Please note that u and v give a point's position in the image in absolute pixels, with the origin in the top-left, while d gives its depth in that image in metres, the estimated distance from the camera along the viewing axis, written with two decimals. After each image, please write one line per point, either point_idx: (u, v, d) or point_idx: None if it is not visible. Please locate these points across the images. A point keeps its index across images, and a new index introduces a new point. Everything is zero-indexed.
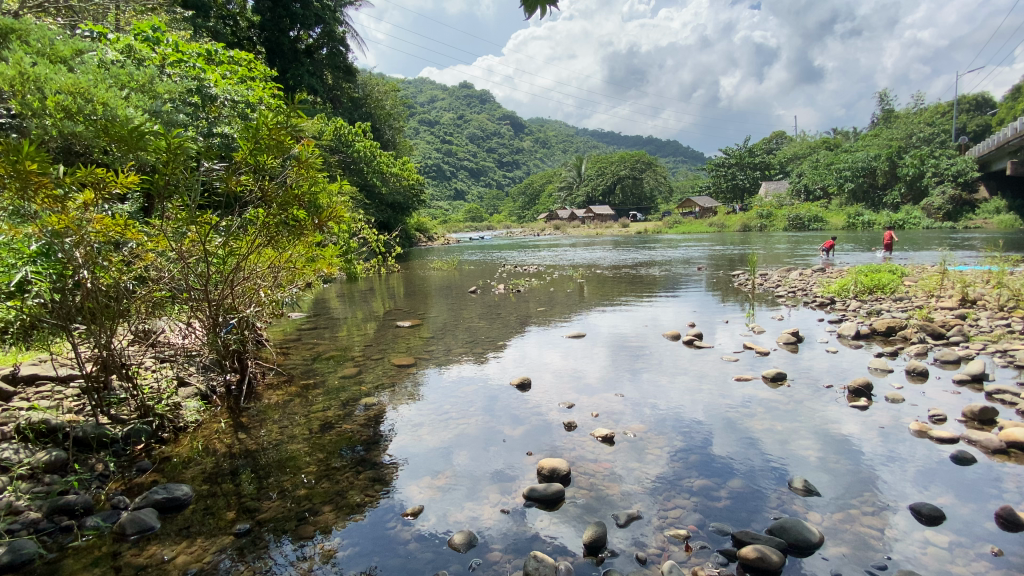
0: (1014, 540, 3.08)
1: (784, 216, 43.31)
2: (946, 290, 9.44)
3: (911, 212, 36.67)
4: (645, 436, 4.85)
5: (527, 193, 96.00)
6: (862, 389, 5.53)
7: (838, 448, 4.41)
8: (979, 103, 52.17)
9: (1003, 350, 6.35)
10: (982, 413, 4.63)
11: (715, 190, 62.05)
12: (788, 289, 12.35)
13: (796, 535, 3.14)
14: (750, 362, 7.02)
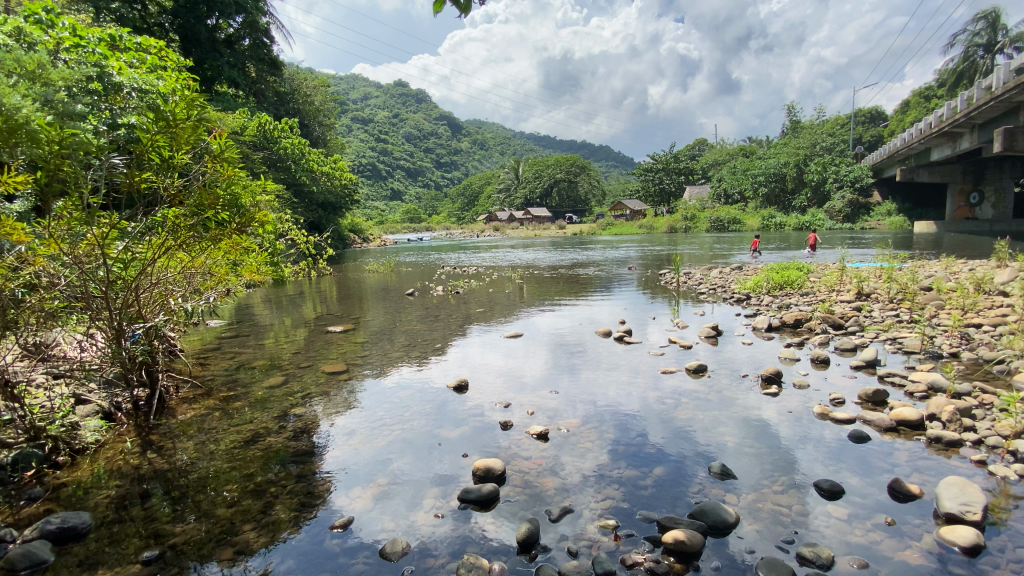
0: (901, 509, 3.44)
1: (707, 218, 46.05)
2: (845, 285, 10.42)
3: (816, 215, 40.23)
4: (578, 431, 4.97)
5: (465, 195, 95.64)
6: (774, 377, 5.99)
7: (754, 433, 4.74)
8: (873, 116, 58.09)
9: (892, 337, 7.11)
10: (875, 395, 5.15)
11: (645, 193, 64.83)
12: (710, 286, 13.16)
13: (715, 517, 3.33)
14: (676, 355, 7.41)
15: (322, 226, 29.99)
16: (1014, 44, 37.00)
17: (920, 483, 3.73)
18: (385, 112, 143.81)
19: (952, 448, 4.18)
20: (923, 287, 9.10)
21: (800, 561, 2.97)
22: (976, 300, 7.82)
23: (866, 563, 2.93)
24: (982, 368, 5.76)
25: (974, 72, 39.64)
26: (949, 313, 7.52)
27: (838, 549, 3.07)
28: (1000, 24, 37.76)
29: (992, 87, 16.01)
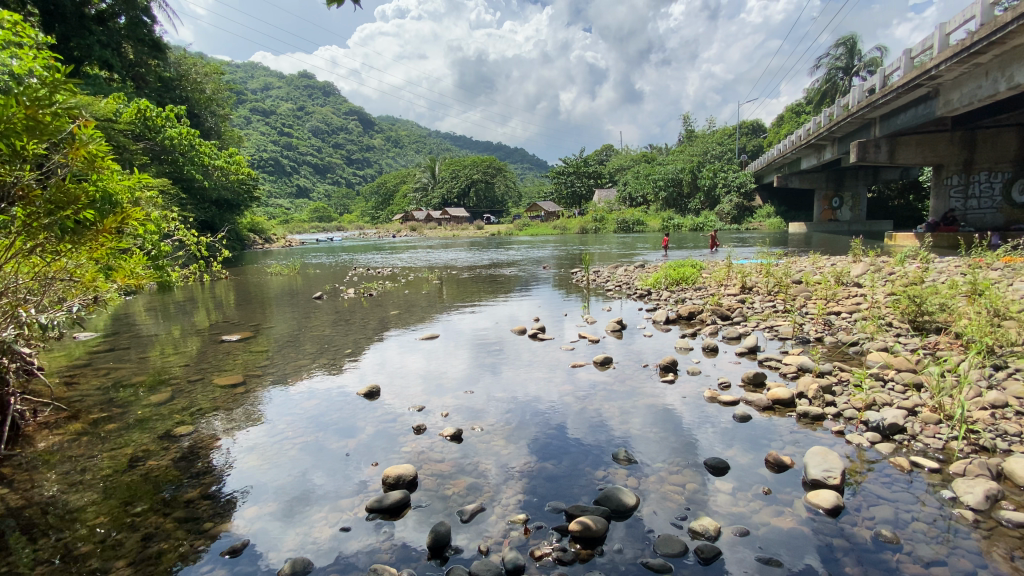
0: (776, 479, 3.86)
1: (614, 220, 48.51)
2: (731, 280, 11.51)
3: (709, 216, 43.95)
4: (491, 429, 5.01)
5: (379, 194, 92.69)
6: (671, 365, 6.47)
7: (653, 420, 5.07)
8: (754, 128, 64.71)
9: (770, 325, 7.97)
10: (755, 378, 5.74)
11: (559, 194, 66.82)
12: (616, 283, 13.91)
13: (617, 501, 3.51)
14: (584, 350, 7.74)
15: (217, 225, 27.45)
16: (864, 69, 43.01)
17: (792, 455, 4.21)
18: (288, 104, 134.82)
19: (817, 422, 4.78)
20: (794, 280, 10.29)
21: (690, 535, 3.23)
22: (835, 291, 8.99)
23: (746, 531, 3.25)
24: (839, 349, 6.63)
25: (835, 92, 45.53)
26: (815, 303, 8.57)
27: (724, 520, 3.38)
28: (854, 52, 43.70)
29: (848, 106, 18.47)
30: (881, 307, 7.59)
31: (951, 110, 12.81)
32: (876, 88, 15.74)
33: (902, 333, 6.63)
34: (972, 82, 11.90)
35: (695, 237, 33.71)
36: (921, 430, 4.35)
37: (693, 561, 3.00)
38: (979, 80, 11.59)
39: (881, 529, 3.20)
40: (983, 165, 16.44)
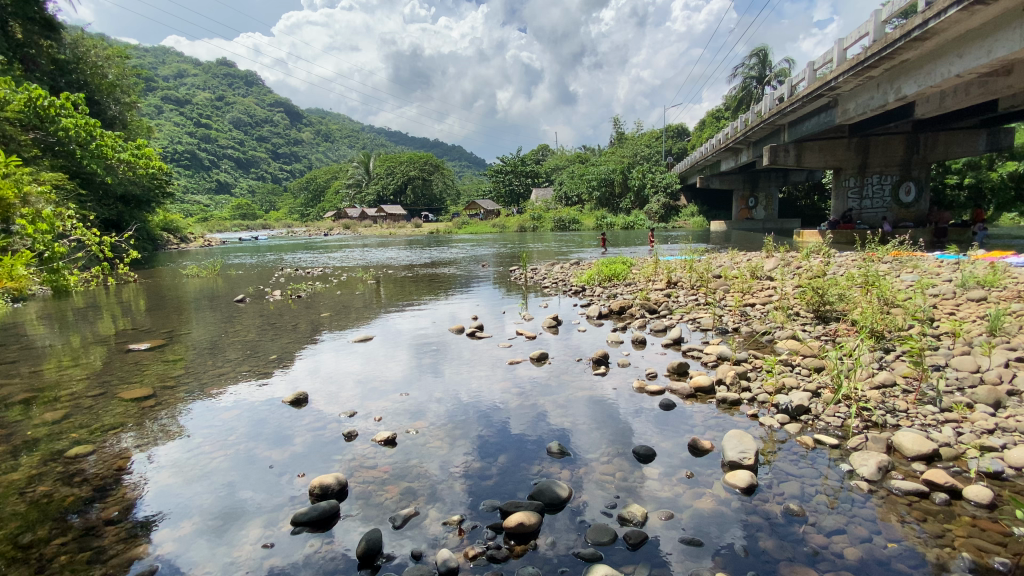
0: (699, 463, 4.09)
1: (551, 219, 49.35)
2: (658, 275, 12.08)
3: (639, 215, 45.81)
4: (426, 431, 4.93)
5: (309, 190, 88.52)
6: (603, 359, 6.67)
7: (586, 412, 5.21)
8: (680, 132, 68.19)
9: (693, 318, 8.44)
10: (678, 367, 6.05)
11: (496, 193, 67.00)
12: (552, 280, 14.18)
13: (550, 495, 3.57)
14: (521, 346, 7.82)
15: (124, 223, 25.07)
16: (774, 79, 46.59)
17: (712, 439, 4.47)
18: (205, 92, 125.40)
19: (734, 407, 5.12)
20: (714, 275, 10.96)
21: (620, 523, 3.34)
22: (750, 284, 9.67)
23: (671, 514, 3.42)
24: (754, 338, 7.14)
25: (750, 99, 48.91)
26: (732, 295, 9.17)
27: (651, 505, 3.53)
28: (765, 63, 47.15)
29: (761, 113, 19.88)
30: (789, 299, 8.26)
31: (848, 118, 14.13)
32: (785, 96, 17.06)
33: (807, 320, 7.26)
34: (866, 94, 13.19)
35: (623, 237, 32.59)
36: (823, 410, 4.78)
37: (622, 547, 3.11)
38: (872, 92, 12.87)
39: (791, 504, 3.48)
40: (875, 168, 18.11)
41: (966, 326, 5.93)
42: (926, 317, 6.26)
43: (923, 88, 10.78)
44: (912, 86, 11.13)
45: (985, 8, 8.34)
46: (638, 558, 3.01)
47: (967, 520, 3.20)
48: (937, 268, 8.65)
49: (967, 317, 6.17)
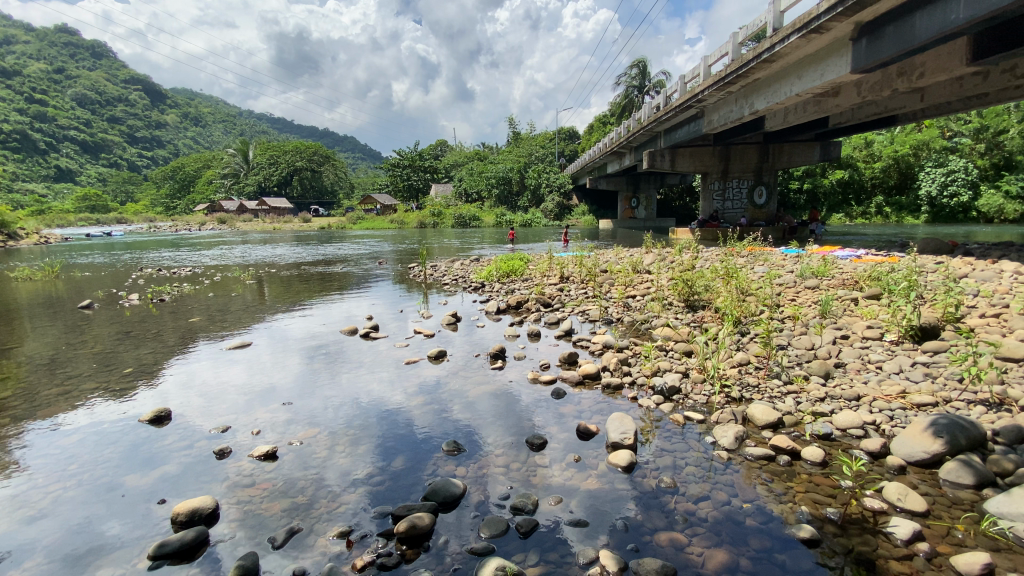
0: (586, 447, 4.33)
1: (451, 215, 49.05)
2: (552, 270, 12.56)
3: (536, 214, 47.24)
4: (312, 441, 4.64)
5: (176, 180, 78.51)
6: (500, 353, 6.79)
7: (481, 406, 5.25)
8: (571, 134, 71.37)
9: (583, 310, 8.91)
10: (569, 357, 6.36)
11: (394, 187, 64.83)
12: (452, 277, 14.15)
13: (444, 493, 3.56)
14: (418, 345, 7.68)
15: None
16: (653, 90, 50.62)
17: (598, 423, 4.76)
18: (37, 61, 105.78)
19: (618, 390, 5.51)
20: (602, 270, 11.67)
21: (512, 513, 3.43)
22: (632, 278, 10.44)
23: (561, 498, 3.57)
24: (635, 327, 7.73)
25: (632, 107, 52.64)
26: (617, 288, 9.83)
27: (542, 493, 3.67)
28: (644, 74, 51.04)
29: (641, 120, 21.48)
30: (665, 290, 9.05)
31: (713, 128, 15.76)
32: (660, 105, 18.61)
33: (680, 308, 8.02)
34: (727, 107, 14.81)
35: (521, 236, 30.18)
36: (692, 389, 5.33)
37: (514, 537, 3.19)
38: (731, 106, 14.51)
39: (666, 477, 3.82)
40: (735, 174, 20.46)
41: (804, 310, 6.96)
42: (773, 303, 7.22)
43: (772, 104, 12.36)
44: (763, 101, 12.70)
45: (818, 36, 9.72)
46: (529, 545, 3.10)
47: (805, 477, 3.75)
48: (782, 261, 10.01)
49: (804, 302, 7.24)
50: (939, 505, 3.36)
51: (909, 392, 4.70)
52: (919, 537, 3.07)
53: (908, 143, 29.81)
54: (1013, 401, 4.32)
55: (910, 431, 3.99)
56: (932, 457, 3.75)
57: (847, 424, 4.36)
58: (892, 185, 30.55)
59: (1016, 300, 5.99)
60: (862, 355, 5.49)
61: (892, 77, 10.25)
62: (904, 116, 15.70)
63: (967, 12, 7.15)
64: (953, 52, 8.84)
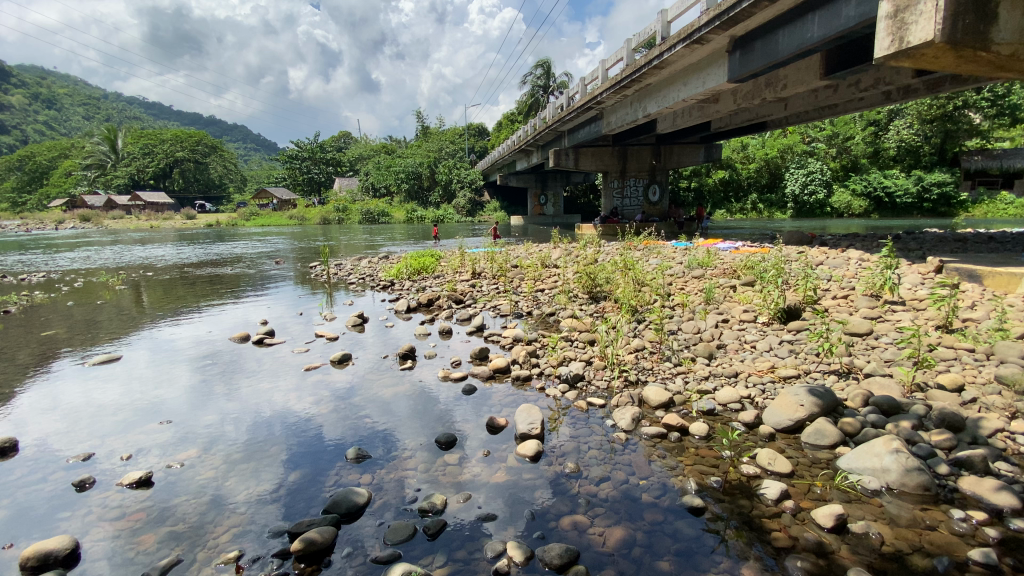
0: (494, 441, 4.37)
1: (358, 211, 47.00)
2: (463, 267, 12.49)
3: (448, 210, 46.80)
4: (197, 461, 4.22)
5: (22, 170, 67.04)
6: (409, 353, 6.62)
7: (389, 408, 5.10)
8: (480, 131, 71.59)
9: (494, 305, 8.97)
10: (480, 352, 6.38)
11: (292, 180, 60.55)
12: (358, 276, 13.56)
13: (347, 504, 3.42)
14: (321, 349, 7.26)
15: None
16: (556, 90, 52.16)
17: (507, 416, 4.83)
18: None
19: (527, 381, 5.63)
20: (512, 265, 11.83)
21: (420, 516, 3.37)
22: (541, 272, 10.71)
23: (469, 495, 3.58)
24: (544, 319, 7.95)
25: (538, 106, 53.90)
26: (527, 283, 10.02)
27: (450, 491, 3.65)
28: (549, 74, 52.45)
29: (546, 119, 22.06)
30: (571, 284, 9.40)
31: (612, 130, 16.60)
32: (563, 106, 19.23)
33: (586, 300, 8.37)
34: (623, 109, 15.67)
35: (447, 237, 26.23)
36: (594, 375, 5.60)
37: (421, 540, 3.14)
38: (628, 108, 15.36)
39: (570, 463, 3.97)
40: (632, 173, 21.75)
41: (691, 298, 7.58)
42: (666, 292, 7.80)
43: (662, 108, 13.26)
44: (654, 105, 13.60)
45: (700, 47, 10.59)
46: (437, 546, 3.07)
47: (693, 451, 4.09)
48: (673, 253, 10.83)
49: (691, 290, 7.89)
50: (802, 465, 3.83)
51: (777, 367, 5.31)
52: (786, 495, 3.48)
53: (776, 147, 33.65)
54: (857, 369, 5.06)
55: (778, 402, 4.52)
56: (796, 423, 4.28)
57: (727, 399, 4.82)
58: (763, 184, 34.20)
59: (859, 283, 7.02)
60: (739, 336, 6.11)
61: (761, 88, 11.46)
62: (773, 123, 17.65)
63: (820, 31, 8.14)
64: (809, 68, 10.06)
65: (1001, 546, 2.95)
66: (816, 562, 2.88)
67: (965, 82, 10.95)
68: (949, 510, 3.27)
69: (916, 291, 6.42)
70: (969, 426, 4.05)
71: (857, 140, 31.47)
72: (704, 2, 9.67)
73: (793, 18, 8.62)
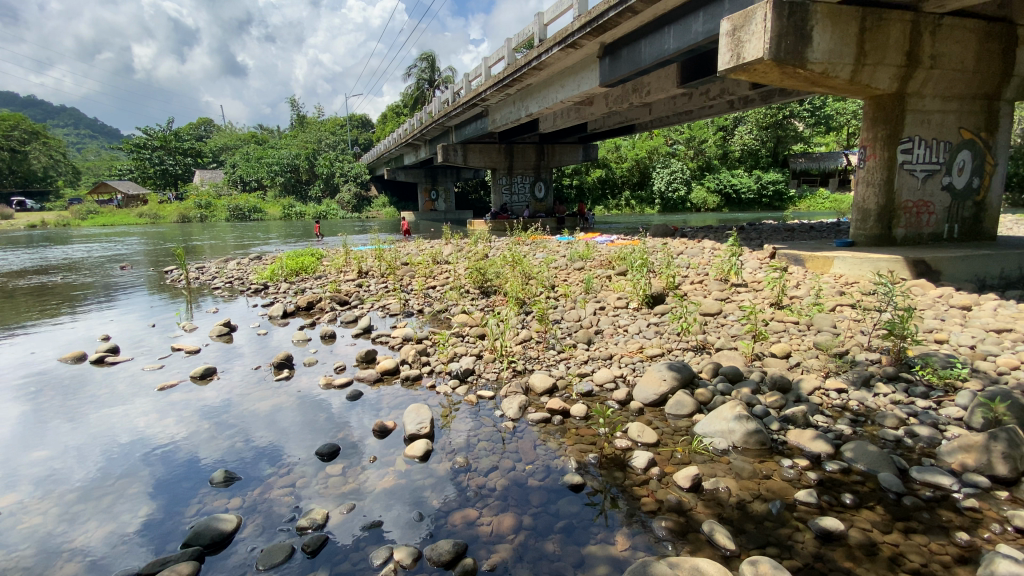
0: (382, 445, 4.27)
1: (224, 207, 42.38)
2: (348, 266, 11.93)
3: (331, 206, 44.17)
4: (17, 509, 3.56)
5: None
6: (286, 362, 6.16)
7: (266, 422, 4.74)
8: (363, 122, 68.53)
9: (381, 305, 8.70)
10: (366, 355, 6.16)
11: (140, 172, 52.80)
12: (226, 279, 12.28)
13: (210, 533, 3.12)
14: (179, 365, 6.47)
15: None
16: (442, 85, 51.55)
17: (395, 418, 4.73)
18: None
19: (416, 381, 5.56)
20: (401, 263, 11.53)
21: (298, 534, 3.19)
22: (432, 269, 10.62)
23: (353, 505, 3.46)
24: (434, 317, 7.90)
25: (424, 99, 52.92)
26: (417, 280, 9.87)
27: (332, 503, 3.49)
28: (434, 68, 51.75)
29: (432, 113, 21.76)
30: (461, 279, 9.45)
31: (497, 127, 16.87)
32: (449, 101, 19.16)
33: (475, 295, 8.47)
34: (507, 107, 16.01)
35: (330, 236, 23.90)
36: (484, 368, 5.70)
37: (300, 560, 2.97)
38: (511, 107, 15.71)
39: (459, 458, 4.01)
40: (519, 170, 22.33)
41: (573, 288, 8.03)
42: (550, 284, 8.18)
43: (543, 108, 13.78)
44: (535, 105, 14.08)
45: (574, 51, 11.19)
46: (317, 563, 2.93)
47: (573, 431, 4.36)
48: (558, 248, 11.37)
49: (573, 281, 8.37)
50: (666, 434, 4.27)
51: (645, 347, 5.85)
52: (653, 463, 3.86)
53: (644, 148, 36.32)
54: (710, 345, 5.77)
55: (647, 379, 4.98)
56: (660, 397, 4.76)
57: (603, 380, 5.21)
58: (634, 182, 36.59)
59: (711, 269, 7.98)
60: (614, 321, 6.62)
61: (630, 92, 12.43)
62: (641, 126, 19.24)
63: (675, 44, 9.01)
64: (667, 76, 11.15)
65: (818, 485, 3.57)
66: (676, 520, 3.24)
67: (789, 95, 12.88)
68: (780, 460, 3.87)
69: (755, 274, 7.49)
70: (794, 386, 4.83)
71: (709, 143, 35.45)
72: (576, 8, 10.21)
73: (652, 30, 9.48)
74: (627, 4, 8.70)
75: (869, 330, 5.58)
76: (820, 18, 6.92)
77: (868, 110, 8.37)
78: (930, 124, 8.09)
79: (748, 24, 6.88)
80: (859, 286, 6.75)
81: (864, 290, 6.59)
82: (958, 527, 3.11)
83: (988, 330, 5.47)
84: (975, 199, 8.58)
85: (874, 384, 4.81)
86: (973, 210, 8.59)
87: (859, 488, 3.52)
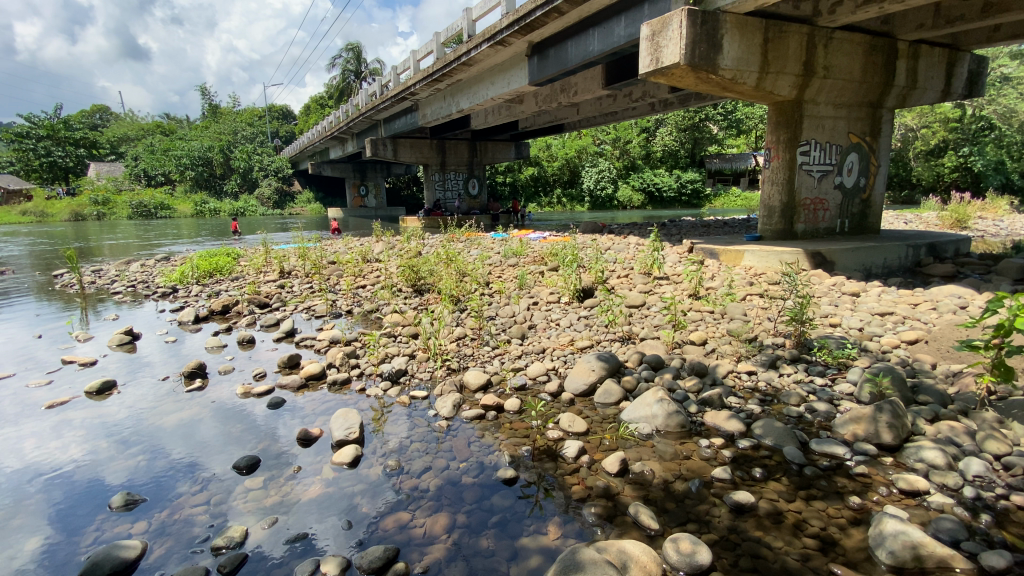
0: (307, 453, 4.09)
1: (126, 203, 38.59)
2: (269, 266, 11.27)
3: (249, 202, 41.48)
4: None
5: None
6: (198, 371, 5.72)
7: (177, 437, 4.37)
8: (284, 113, 64.93)
9: (306, 306, 8.30)
10: (290, 359, 5.87)
11: (20, 164, 46.67)
12: (127, 283, 11.18)
13: (111, 562, 2.84)
14: (70, 379, 5.81)
15: None
16: (369, 77, 49.96)
17: (321, 424, 4.54)
18: None
19: (345, 385, 5.37)
20: (328, 262, 11.06)
21: (213, 555, 2.98)
22: (361, 267, 10.27)
23: (275, 519, 3.29)
24: (365, 317, 7.67)
25: (350, 92, 51.04)
26: (345, 280, 9.52)
27: (253, 518, 3.30)
28: (360, 59, 50.00)
29: (358, 106, 20.98)
30: (392, 277, 9.23)
31: (427, 122, 16.59)
32: (376, 94, 18.55)
33: (408, 294, 8.30)
34: (437, 103, 15.79)
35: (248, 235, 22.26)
36: (416, 368, 5.62)
37: None
38: (441, 102, 15.51)
39: (390, 461, 3.93)
40: (451, 166, 22.13)
41: (507, 285, 8.10)
42: (484, 282, 8.19)
43: (473, 104, 13.73)
44: (465, 101, 13.99)
45: (502, 48, 11.23)
46: None
47: (506, 426, 4.41)
48: (492, 244, 11.42)
49: (507, 277, 8.43)
50: (596, 423, 4.43)
51: (575, 340, 6.01)
52: (584, 451, 3.99)
53: (573, 148, 37.23)
54: (635, 335, 6.03)
55: (577, 370, 5.13)
56: (590, 386, 4.92)
57: (535, 373, 5.30)
58: (565, 180, 37.49)
59: (636, 263, 8.35)
60: (546, 315, 6.76)
61: (558, 92, 12.67)
62: (569, 125, 19.71)
63: (599, 46, 9.30)
64: (593, 77, 11.48)
65: (732, 462, 3.85)
66: (605, 505, 3.37)
67: (704, 99, 13.71)
68: (699, 440, 4.14)
69: (676, 268, 7.93)
70: (710, 371, 5.17)
71: (633, 143, 37.00)
72: (504, 5, 10.25)
73: (577, 31, 9.71)
74: (553, 4, 8.84)
75: (775, 317, 6.10)
76: (729, 27, 7.41)
77: (772, 114, 9.09)
78: (824, 129, 8.92)
79: (666, 29, 7.23)
80: (766, 277, 7.35)
81: (771, 280, 7.18)
82: (851, 492, 3.48)
83: (873, 313, 6.15)
84: (861, 197, 9.60)
85: (780, 365, 5.26)
86: (860, 207, 9.61)
87: (768, 462, 3.84)
